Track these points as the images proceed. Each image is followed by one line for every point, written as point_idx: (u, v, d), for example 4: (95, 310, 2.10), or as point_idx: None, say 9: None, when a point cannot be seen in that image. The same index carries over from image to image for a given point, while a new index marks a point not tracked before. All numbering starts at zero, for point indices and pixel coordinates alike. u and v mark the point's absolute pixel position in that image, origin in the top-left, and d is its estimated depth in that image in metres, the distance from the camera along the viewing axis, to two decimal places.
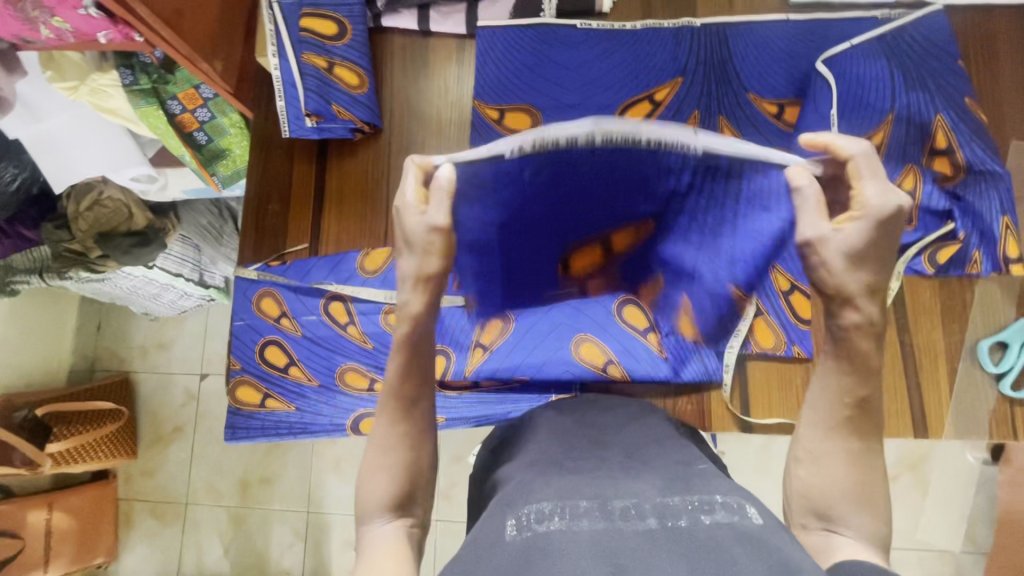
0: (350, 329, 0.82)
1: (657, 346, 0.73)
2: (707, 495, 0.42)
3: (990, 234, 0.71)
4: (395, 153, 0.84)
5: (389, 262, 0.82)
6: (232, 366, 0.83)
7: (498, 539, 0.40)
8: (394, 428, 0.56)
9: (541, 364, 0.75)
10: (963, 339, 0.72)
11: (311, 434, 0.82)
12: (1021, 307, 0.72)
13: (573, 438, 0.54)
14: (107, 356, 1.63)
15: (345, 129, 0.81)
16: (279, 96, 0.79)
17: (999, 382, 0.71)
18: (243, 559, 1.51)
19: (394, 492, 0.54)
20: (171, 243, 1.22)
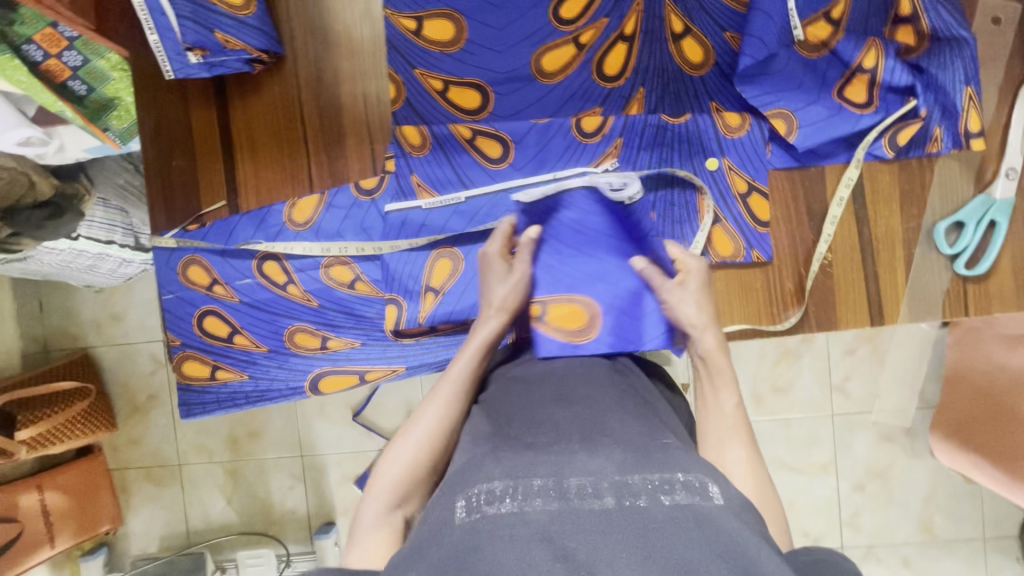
0: (291, 289, 0.78)
1: None
2: (669, 474, 0.44)
3: (952, 108, 0.66)
4: (304, 83, 0.73)
5: (320, 211, 0.76)
6: (172, 342, 0.79)
7: (448, 519, 0.42)
8: (429, 422, 0.58)
9: None
10: (921, 224, 0.70)
11: (270, 400, 0.82)
12: (981, 181, 0.69)
13: (537, 407, 0.56)
14: (58, 334, 1.56)
15: (239, 61, 0.69)
16: (148, 29, 0.65)
17: (954, 263, 0.69)
18: (247, 507, 1.56)
19: (402, 490, 0.56)
20: (92, 211, 1.13)
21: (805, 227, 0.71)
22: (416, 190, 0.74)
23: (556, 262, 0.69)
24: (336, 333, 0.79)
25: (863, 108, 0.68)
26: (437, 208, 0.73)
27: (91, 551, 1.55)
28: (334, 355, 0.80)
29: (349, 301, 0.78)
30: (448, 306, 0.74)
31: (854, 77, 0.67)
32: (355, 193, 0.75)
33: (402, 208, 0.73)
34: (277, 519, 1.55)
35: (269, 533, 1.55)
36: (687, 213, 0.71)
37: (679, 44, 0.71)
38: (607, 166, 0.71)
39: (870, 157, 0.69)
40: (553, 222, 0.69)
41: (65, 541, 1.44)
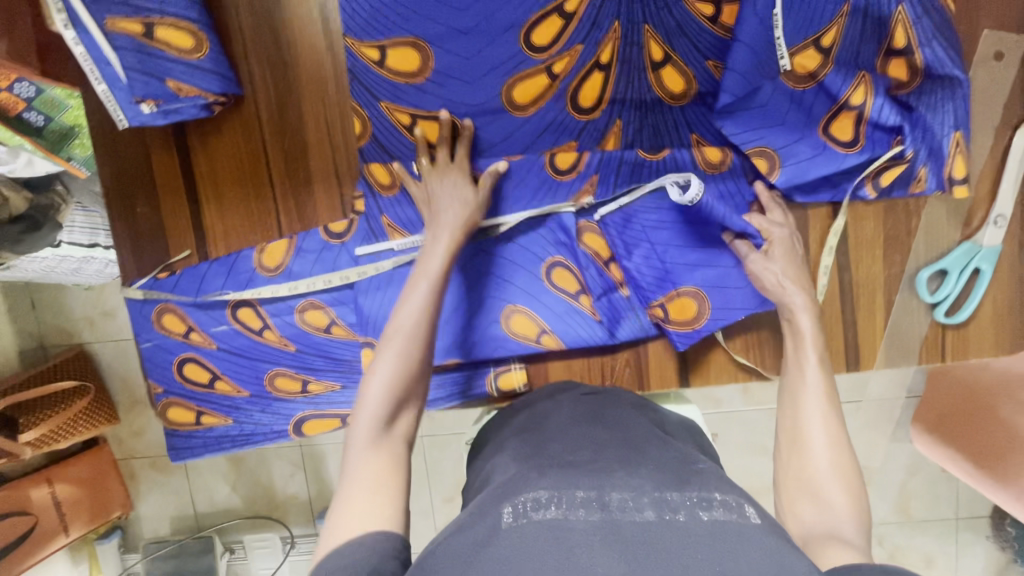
0: (267, 334, 0.76)
1: (590, 309, 0.71)
2: (706, 493, 0.45)
3: (938, 150, 0.63)
4: (267, 125, 0.70)
5: (289, 255, 0.73)
6: (155, 390, 0.79)
7: (494, 526, 0.42)
8: (409, 341, 0.58)
9: (473, 343, 0.72)
10: (903, 269, 0.68)
11: (255, 444, 0.80)
12: (969, 226, 0.67)
13: (575, 428, 0.57)
14: (54, 333, 1.53)
15: (196, 107, 0.65)
16: (94, 79, 0.61)
17: (932, 310, 0.68)
18: (252, 491, 1.59)
19: (386, 410, 0.55)
20: (71, 217, 1.05)
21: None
22: (387, 231, 0.71)
23: (652, 260, 0.69)
24: (316, 377, 0.77)
25: (848, 147, 0.65)
26: (402, 264, 0.71)
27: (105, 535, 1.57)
28: (315, 399, 0.78)
29: (329, 345, 0.75)
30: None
31: (840, 114, 0.64)
32: (324, 236, 0.73)
33: (372, 250, 0.72)
34: (279, 504, 1.59)
35: (273, 516, 1.58)
36: (663, 256, 0.69)
37: (659, 75, 0.67)
38: (583, 205, 0.69)
39: (855, 199, 0.67)
40: (631, 230, 0.69)
41: (79, 530, 1.38)
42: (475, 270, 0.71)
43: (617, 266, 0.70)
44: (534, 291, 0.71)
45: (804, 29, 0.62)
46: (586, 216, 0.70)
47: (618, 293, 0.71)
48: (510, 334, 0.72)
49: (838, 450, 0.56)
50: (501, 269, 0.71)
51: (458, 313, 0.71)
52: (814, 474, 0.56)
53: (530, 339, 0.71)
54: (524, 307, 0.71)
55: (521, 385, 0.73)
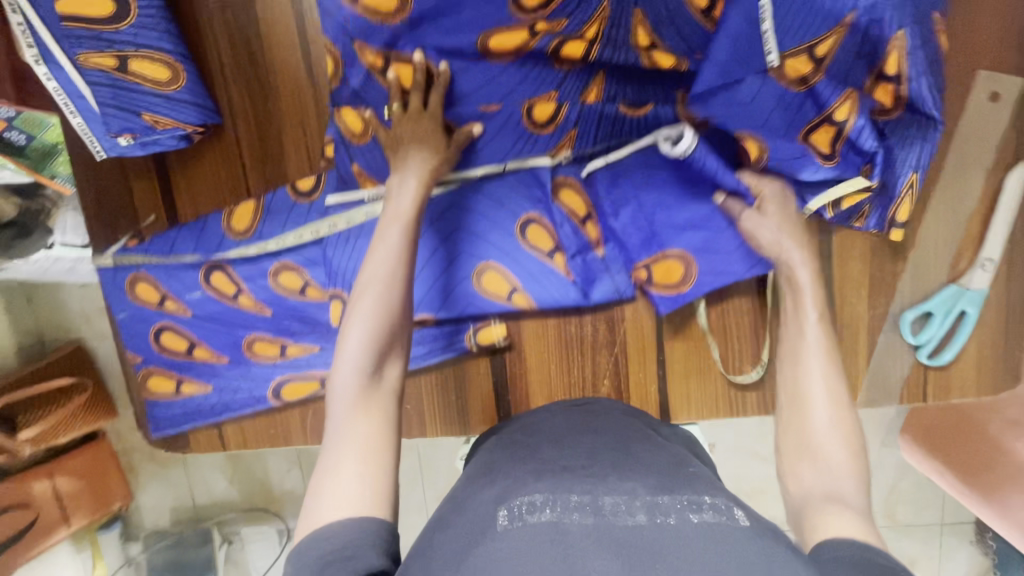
0: (242, 300, 0.71)
1: (564, 270, 0.69)
2: (695, 497, 0.46)
3: (890, 188, 0.62)
4: (247, 153, 0.70)
5: (258, 218, 0.69)
6: (133, 360, 0.73)
7: (491, 528, 0.43)
8: (385, 287, 0.54)
9: (447, 301, 0.70)
10: (888, 310, 0.68)
11: (235, 412, 0.74)
12: (956, 268, 0.66)
13: (569, 436, 0.59)
14: (52, 326, 1.42)
15: (174, 138, 0.65)
16: (72, 113, 0.62)
17: (917, 351, 0.68)
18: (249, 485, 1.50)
19: (368, 361, 0.52)
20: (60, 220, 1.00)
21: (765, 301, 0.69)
22: (357, 180, 0.67)
23: (636, 220, 0.68)
24: (296, 340, 0.72)
25: (823, 159, 0.60)
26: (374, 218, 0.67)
27: (105, 524, 1.50)
28: (295, 362, 0.72)
29: (303, 306, 0.70)
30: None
31: (821, 126, 0.59)
32: (291, 194, 0.69)
33: (344, 199, 0.68)
34: (277, 496, 1.50)
35: (270, 509, 1.51)
36: (640, 223, 0.68)
37: (652, 53, 0.60)
38: (562, 158, 0.68)
39: (841, 234, 0.66)
40: (617, 189, 0.68)
41: (82, 520, 1.37)
42: (447, 224, 0.68)
43: (593, 223, 0.69)
44: (512, 248, 0.69)
45: (802, 31, 0.54)
46: (563, 171, 0.68)
47: (592, 253, 0.69)
48: (481, 292, 0.70)
49: (843, 416, 0.53)
50: (476, 226, 0.68)
51: (433, 266, 0.69)
52: (813, 435, 0.53)
53: (502, 298, 0.69)
54: (498, 264, 0.69)
55: (499, 339, 0.71)
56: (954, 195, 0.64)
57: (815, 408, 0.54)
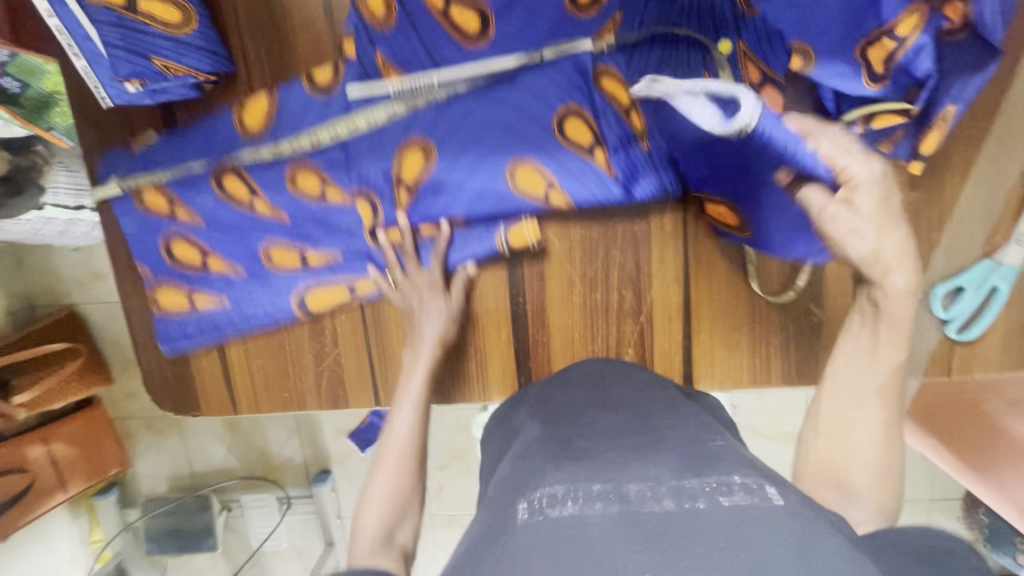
0: (258, 206, 0.67)
1: (605, 164, 0.63)
2: (724, 477, 0.43)
3: (924, 118, 0.56)
4: (258, 74, 0.65)
5: (272, 120, 0.65)
6: (143, 274, 0.71)
7: (510, 523, 0.42)
8: (399, 469, 0.58)
9: (473, 198, 0.65)
10: (920, 282, 0.66)
11: (255, 323, 0.72)
12: (992, 242, 0.65)
13: (586, 409, 0.55)
14: (43, 291, 1.37)
15: (185, 87, 0.61)
16: (75, 54, 0.59)
17: (945, 325, 0.67)
18: (249, 454, 1.46)
19: (383, 529, 0.55)
20: (53, 178, 0.90)
21: (795, 269, 0.66)
22: (382, 72, 0.63)
23: None
24: (316, 247, 0.69)
25: (873, 80, 0.53)
26: (396, 115, 0.63)
27: (102, 491, 1.43)
28: (318, 271, 0.70)
29: (324, 213, 0.67)
30: (427, 203, 0.66)
31: (877, 42, 0.51)
32: (308, 90, 0.65)
33: (367, 95, 0.63)
34: (278, 465, 1.46)
35: (270, 476, 1.46)
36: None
37: None
38: (604, 45, 0.60)
39: None
40: None
41: (79, 485, 1.30)
42: (476, 118, 0.63)
43: (639, 112, 0.60)
44: (545, 146, 0.62)
45: None
46: (605, 59, 0.61)
47: (636, 146, 0.61)
48: (515, 190, 0.64)
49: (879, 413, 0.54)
50: (502, 116, 0.62)
51: (457, 169, 0.64)
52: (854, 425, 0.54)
53: (539, 197, 0.64)
54: (533, 159, 0.63)
55: (533, 240, 0.67)
56: (997, 165, 0.62)
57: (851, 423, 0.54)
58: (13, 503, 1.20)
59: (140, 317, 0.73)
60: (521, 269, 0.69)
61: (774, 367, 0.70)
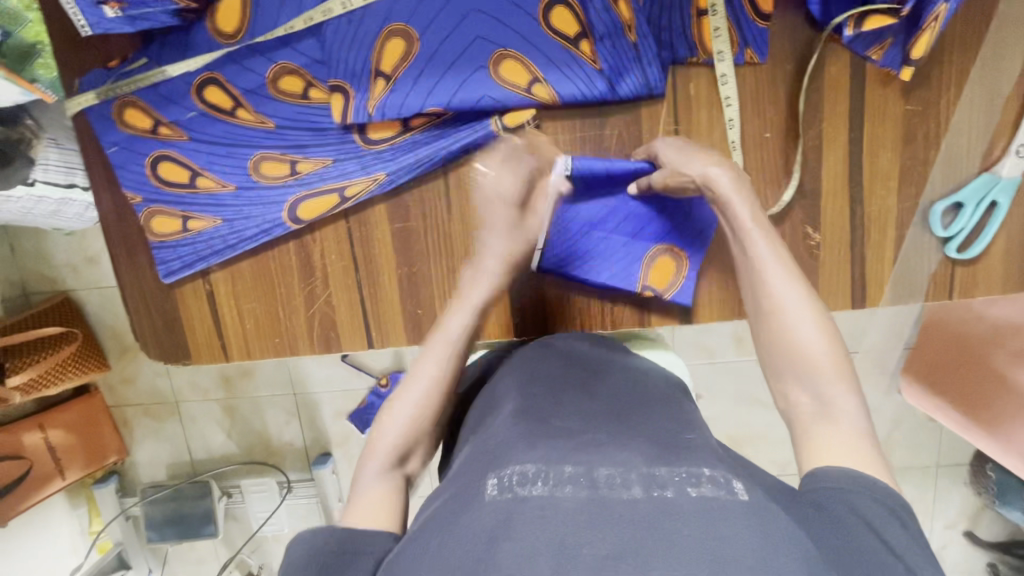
0: (241, 114, 0.66)
1: (590, 56, 0.61)
2: (694, 469, 0.42)
3: (915, 20, 0.58)
4: None
5: (247, 17, 0.63)
6: (133, 200, 0.68)
7: (478, 499, 0.41)
8: (421, 400, 0.59)
9: (456, 90, 0.62)
10: (918, 202, 0.65)
11: (249, 241, 0.69)
12: (988, 158, 0.64)
13: (561, 392, 0.56)
14: (36, 276, 1.26)
15: (165, 14, 0.61)
16: None
17: (944, 246, 0.66)
18: (247, 442, 1.35)
19: (398, 451, 0.56)
20: (42, 154, 0.84)
21: (781, 188, 0.65)
22: None
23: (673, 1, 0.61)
24: (304, 155, 0.67)
25: None
26: (374, 2, 0.62)
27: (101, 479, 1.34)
28: (307, 180, 0.67)
29: (308, 113, 0.66)
30: (400, 95, 0.63)
31: None
32: None
33: None
34: (276, 451, 1.35)
35: (270, 462, 1.35)
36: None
37: None
38: None
39: (872, 123, 0.63)
40: None
41: (77, 472, 1.27)
42: (456, 10, 0.61)
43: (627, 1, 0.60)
44: (528, 35, 0.61)
45: None
46: None
47: (624, 37, 0.61)
48: (498, 82, 0.62)
49: (823, 325, 0.52)
50: (486, 4, 0.61)
51: (438, 59, 0.62)
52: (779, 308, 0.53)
53: (521, 89, 0.62)
54: (517, 50, 0.62)
55: (527, 121, 0.63)
56: (990, 75, 0.62)
57: (795, 327, 0.52)
58: (15, 485, 1.19)
59: (127, 261, 0.71)
60: None
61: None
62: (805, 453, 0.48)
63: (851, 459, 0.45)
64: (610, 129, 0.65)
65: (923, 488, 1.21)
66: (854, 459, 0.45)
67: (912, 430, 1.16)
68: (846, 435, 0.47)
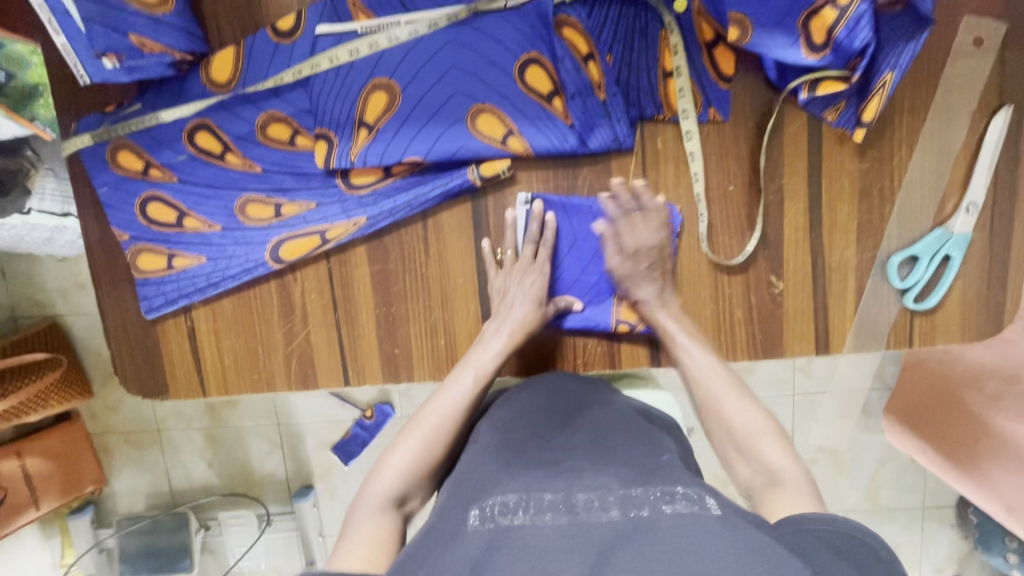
0: (228, 158, 0.69)
1: (562, 112, 0.65)
2: (669, 486, 0.44)
3: (865, 87, 0.62)
4: (232, 25, 0.66)
5: (239, 68, 0.66)
6: (119, 239, 0.70)
7: (461, 530, 0.43)
8: (420, 447, 0.60)
9: (433, 142, 0.66)
10: (876, 255, 0.68)
11: (231, 280, 0.71)
12: (941, 214, 0.67)
13: (542, 423, 0.58)
14: (25, 301, 1.27)
15: (161, 65, 0.64)
16: (54, 31, 0.61)
17: (903, 296, 0.69)
18: (229, 473, 1.33)
19: (396, 491, 0.58)
20: (39, 184, 0.85)
21: (746, 238, 0.68)
22: (351, 13, 0.65)
23: (640, 63, 0.65)
24: (289, 198, 0.69)
25: (815, 50, 0.59)
26: (360, 58, 0.65)
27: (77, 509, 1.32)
28: (290, 222, 0.69)
29: (294, 158, 0.69)
30: (382, 145, 0.66)
31: (814, 17, 0.59)
32: (273, 38, 0.66)
33: (336, 33, 0.65)
34: (256, 482, 1.33)
35: (250, 493, 1.33)
36: (646, 57, 0.65)
37: None
38: None
39: (829, 179, 0.67)
40: (621, 31, 0.64)
41: (53, 501, 1.23)
42: (438, 66, 0.65)
43: (596, 63, 0.64)
44: (504, 92, 0.65)
45: None
46: (566, 10, 0.64)
47: (594, 96, 0.64)
48: (475, 135, 0.65)
49: (752, 405, 0.61)
50: (464, 61, 0.65)
51: (419, 111, 0.65)
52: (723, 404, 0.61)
53: (497, 141, 0.65)
54: (493, 105, 0.65)
55: (503, 170, 0.66)
56: (937, 138, 0.65)
57: (738, 418, 0.60)
58: None
59: (113, 297, 0.72)
60: (489, 242, 0.70)
61: (738, 342, 0.70)
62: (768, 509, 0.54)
63: (796, 507, 0.52)
64: (581, 180, 0.68)
65: (908, 531, 1.19)
66: (805, 508, 0.52)
67: (898, 471, 1.15)
68: (796, 491, 0.54)
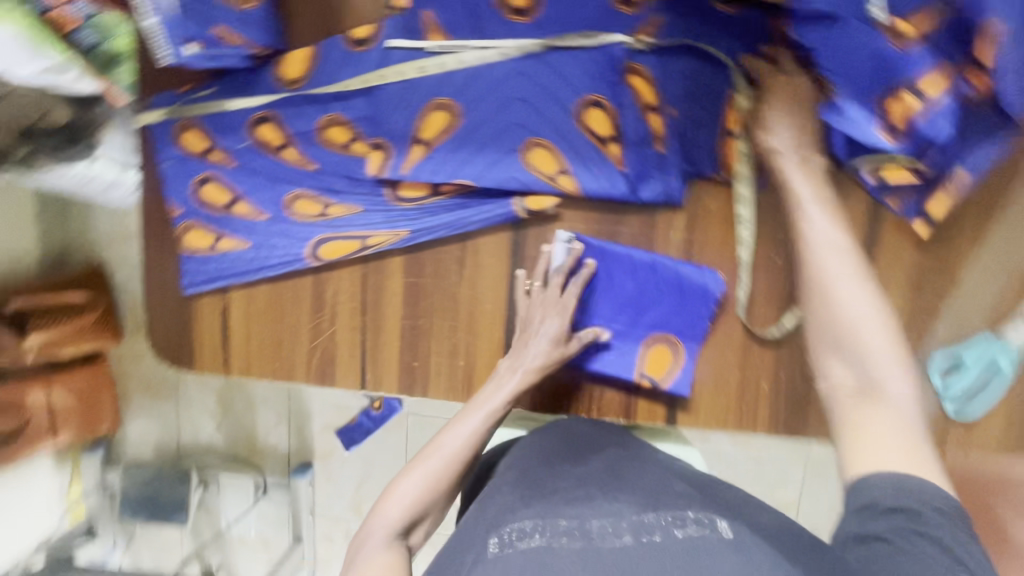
0: (286, 152, 0.71)
1: (617, 158, 0.65)
2: (679, 512, 0.48)
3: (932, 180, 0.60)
4: (310, 26, 0.68)
5: (310, 69, 0.68)
6: (173, 212, 0.73)
7: (481, 557, 0.46)
8: (429, 479, 0.60)
9: (485, 169, 0.66)
10: (918, 349, 0.66)
11: (270, 270, 0.73)
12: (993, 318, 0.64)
13: (556, 449, 0.60)
14: None
15: (239, 57, 0.67)
16: (145, 13, 0.64)
17: (940, 397, 0.66)
18: (234, 440, 1.35)
19: (402, 522, 0.58)
20: None
21: (784, 312, 0.66)
22: (425, 31, 0.66)
23: (704, 121, 0.64)
24: (337, 200, 0.71)
25: (890, 134, 0.57)
26: (427, 76, 0.66)
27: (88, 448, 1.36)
28: (335, 223, 0.71)
29: (347, 163, 0.70)
30: (435, 163, 0.67)
31: (894, 101, 0.56)
32: (347, 45, 0.67)
33: (408, 49, 0.66)
34: (259, 453, 1.35)
35: (252, 461, 1.35)
36: (710, 117, 0.64)
37: None
38: (641, 44, 0.62)
39: (882, 265, 0.64)
40: (690, 86, 0.63)
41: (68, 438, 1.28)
42: (501, 95, 0.65)
43: (659, 115, 0.64)
44: (562, 129, 0.65)
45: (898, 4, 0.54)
46: (638, 58, 0.63)
47: (651, 147, 0.64)
48: (527, 167, 0.66)
49: (896, 341, 0.52)
50: (527, 94, 0.65)
51: (476, 136, 0.66)
52: (845, 317, 0.53)
53: (547, 177, 0.66)
54: (549, 140, 0.65)
55: (549, 206, 0.67)
56: (1003, 241, 0.63)
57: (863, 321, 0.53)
58: None
59: (157, 266, 0.75)
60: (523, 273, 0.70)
61: (759, 414, 0.68)
62: (848, 456, 0.50)
63: (890, 465, 0.48)
64: (625, 226, 0.67)
65: None
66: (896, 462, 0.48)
67: None
68: (892, 417, 0.50)
